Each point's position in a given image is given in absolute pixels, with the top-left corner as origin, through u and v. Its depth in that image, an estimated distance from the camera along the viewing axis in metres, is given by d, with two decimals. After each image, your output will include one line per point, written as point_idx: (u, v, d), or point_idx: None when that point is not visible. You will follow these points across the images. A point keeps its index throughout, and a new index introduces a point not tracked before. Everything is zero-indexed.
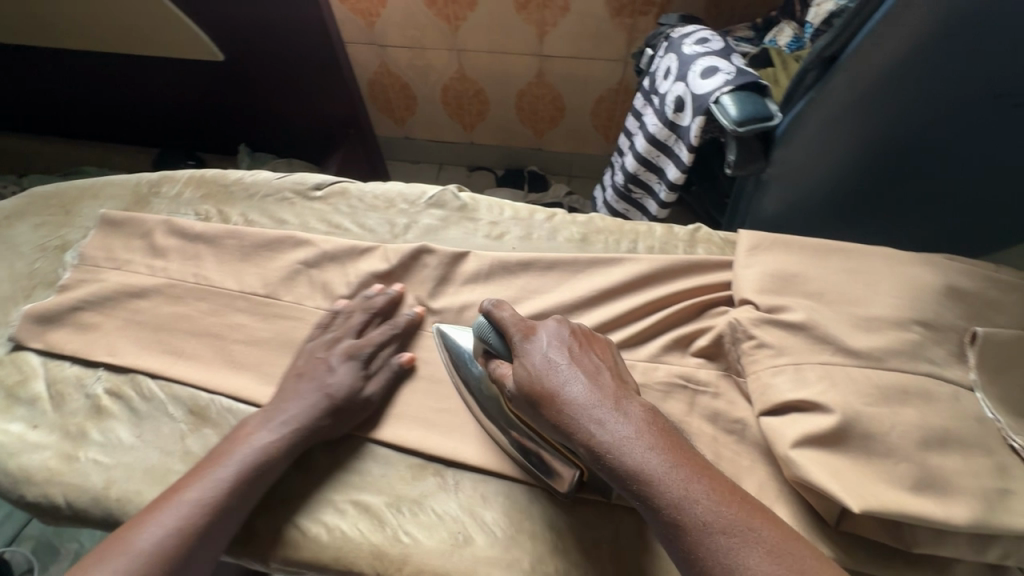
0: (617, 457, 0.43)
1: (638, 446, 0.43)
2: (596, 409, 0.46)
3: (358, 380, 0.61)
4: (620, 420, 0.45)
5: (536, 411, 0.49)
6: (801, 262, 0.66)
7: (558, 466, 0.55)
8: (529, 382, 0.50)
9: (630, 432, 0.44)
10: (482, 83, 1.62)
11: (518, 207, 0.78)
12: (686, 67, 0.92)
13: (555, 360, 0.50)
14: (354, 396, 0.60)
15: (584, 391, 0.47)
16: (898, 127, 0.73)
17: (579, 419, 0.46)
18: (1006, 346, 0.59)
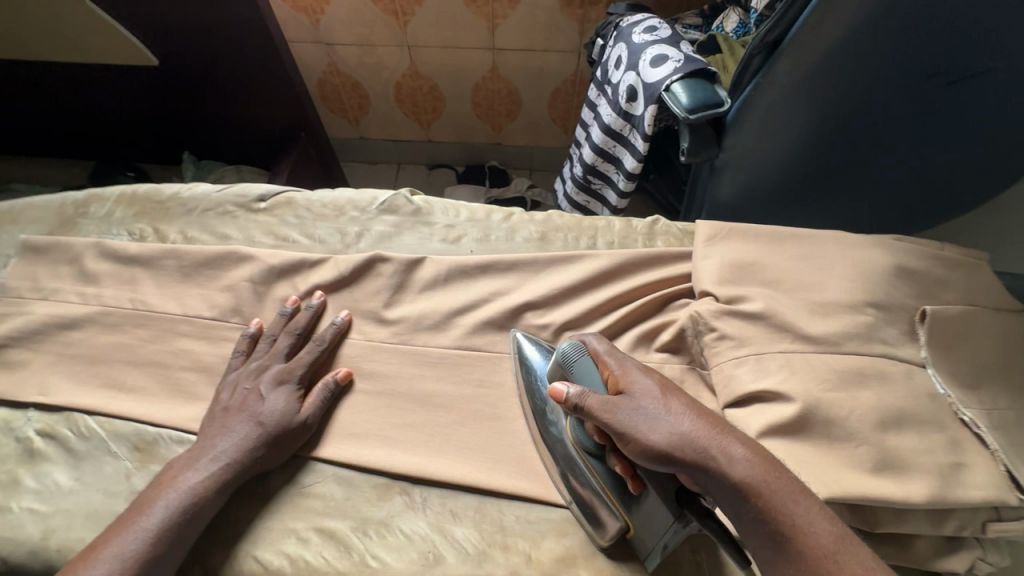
0: (703, 449, 0.42)
1: (732, 449, 0.41)
2: (716, 446, 0.42)
3: (290, 404, 0.59)
4: (700, 418, 0.43)
5: (637, 448, 0.44)
6: (757, 250, 0.66)
7: (603, 518, 0.52)
8: (630, 421, 0.45)
9: (714, 427, 0.43)
10: (435, 78, 1.58)
11: (474, 208, 0.76)
12: (636, 56, 0.92)
13: (655, 401, 0.45)
14: (288, 420, 0.58)
15: (660, 395, 0.46)
16: (841, 109, 0.74)
17: (656, 419, 0.44)
18: (952, 321, 0.60)
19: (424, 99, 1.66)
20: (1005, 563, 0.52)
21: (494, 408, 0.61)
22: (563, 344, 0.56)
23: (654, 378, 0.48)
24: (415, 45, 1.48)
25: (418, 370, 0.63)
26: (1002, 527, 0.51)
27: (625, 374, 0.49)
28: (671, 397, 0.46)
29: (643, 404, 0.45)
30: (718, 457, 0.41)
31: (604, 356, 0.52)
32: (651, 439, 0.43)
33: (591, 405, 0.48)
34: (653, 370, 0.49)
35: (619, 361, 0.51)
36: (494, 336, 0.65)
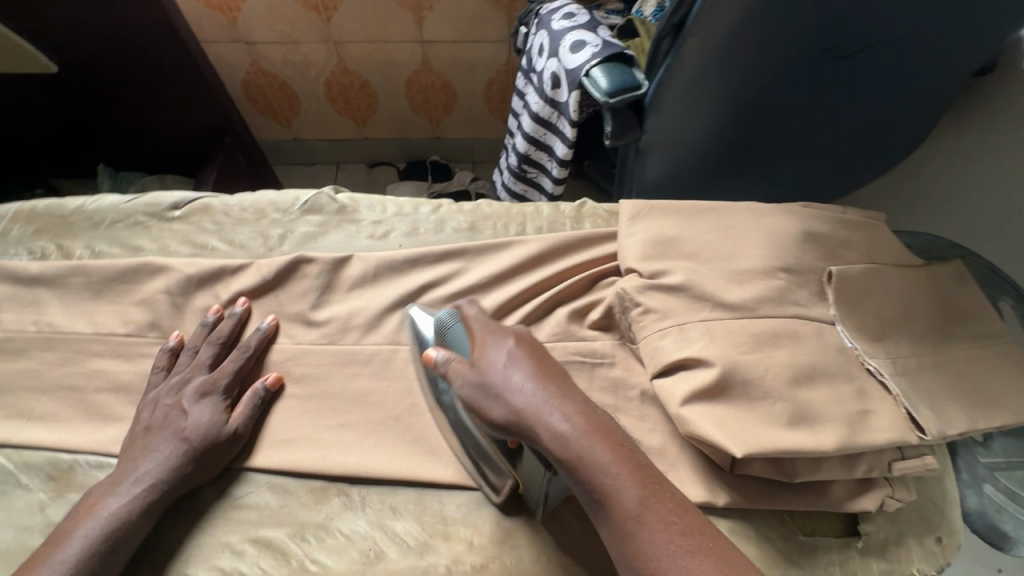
0: (530, 419, 0.45)
1: (559, 412, 0.44)
2: (540, 409, 0.45)
3: (217, 416, 0.57)
4: (542, 385, 0.46)
5: (477, 411, 0.49)
6: (677, 225, 0.69)
7: (494, 476, 0.55)
8: (473, 389, 0.49)
9: (547, 393, 0.46)
10: (366, 74, 1.55)
11: (401, 202, 0.76)
12: (556, 43, 0.93)
13: (497, 366, 0.49)
14: (215, 433, 0.55)
15: (511, 362, 0.48)
16: (748, 87, 0.76)
17: (499, 391, 0.47)
18: (855, 279, 0.65)
19: (357, 96, 1.62)
20: (911, 498, 0.57)
21: (430, 400, 0.61)
22: (444, 313, 0.59)
23: (514, 342, 0.51)
24: (341, 41, 1.44)
25: (351, 369, 0.62)
26: (905, 465, 0.56)
27: (485, 341, 0.52)
28: (517, 362, 0.48)
29: (498, 369, 0.48)
30: (544, 427, 0.44)
31: (470, 321, 0.55)
32: (492, 412, 0.47)
33: (452, 369, 0.52)
34: (512, 331, 0.52)
35: (483, 327, 0.54)
36: None
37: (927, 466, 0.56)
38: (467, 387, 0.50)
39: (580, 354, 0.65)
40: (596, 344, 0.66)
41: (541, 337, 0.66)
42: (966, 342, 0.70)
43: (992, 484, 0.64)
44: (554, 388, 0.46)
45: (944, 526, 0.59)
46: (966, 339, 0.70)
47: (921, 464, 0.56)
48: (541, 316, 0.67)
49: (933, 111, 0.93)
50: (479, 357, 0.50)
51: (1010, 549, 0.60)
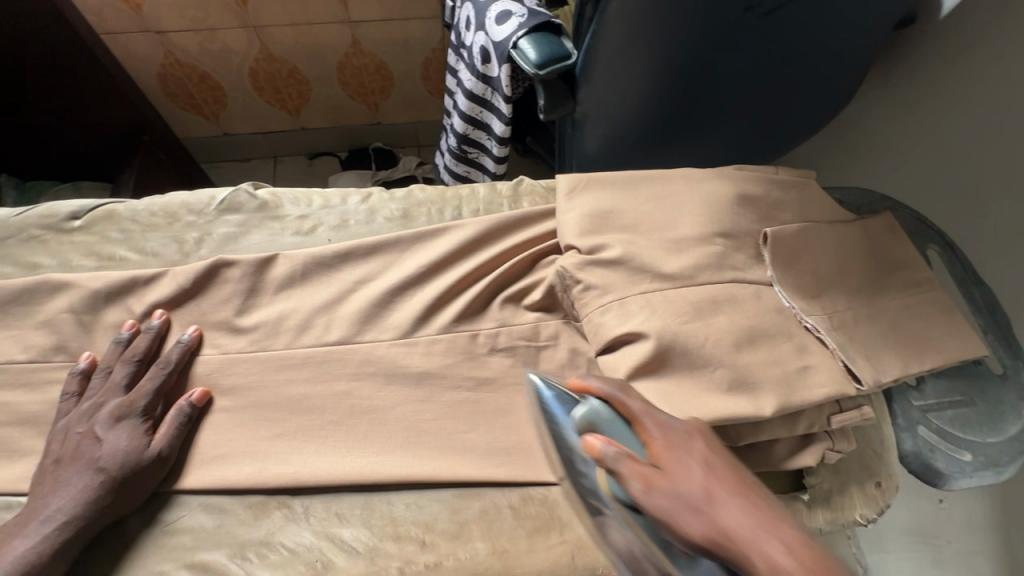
0: (741, 548, 0.38)
1: (780, 545, 0.37)
2: (757, 538, 0.37)
3: (138, 440, 0.53)
4: (747, 507, 0.40)
5: (667, 528, 0.41)
6: (614, 197, 0.67)
7: None
8: (659, 506, 0.42)
9: (759, 519, 0.39)
10: (292, 60, 1.46)
11: (328, 194, 0.72)
12: (482, 15, 0.89)
13: (692, 488, 0.42)
14: (137, 459, 0.51)
15: (697, 492, 0.41)
16: (677, 51, 0.75)
17: (699, 506, 0.40)
18: (789, 240, 0.65)
19: (286, 83, 1.53)
20: (851, 448, 0.59)
21: (370, 400, 0.58)
22: (592, 397, 0.50)
23: (695, 450, 0.45)
24: (262, 25, 1.35)
25: (284, 375, 0.59)
26: (843, 417, 0.57)
27: (668, 447, 0.45)
28: (719, 484, 0.42)
29: (682, 491, 0.42)
30: (751, 555, 0.37)
31: (642, 417, 0.48)
32: (689, 529, 0.40)
33: (625, 472, 0.43)
34: (692, 432, 0.46)
35: (661, 432, 0.46)
36: (363, 325, 0.62)
37: (862, 416, 0.58)
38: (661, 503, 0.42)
39: (524, 338, 0.63)
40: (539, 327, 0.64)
41: (484, 323, 0.64)
42: (896, 291, 0.72)
43: (926, 425, 0.66)
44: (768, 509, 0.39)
45: (882, 469, 0.61)
46: (896, 288, 0.72)
47: (857, 415, 0.58)
48: (482, 302, 0.65)
49: (859, 67, 0.94)
50: (666, 460, 0.44)
51: (946, 485, 0.63)
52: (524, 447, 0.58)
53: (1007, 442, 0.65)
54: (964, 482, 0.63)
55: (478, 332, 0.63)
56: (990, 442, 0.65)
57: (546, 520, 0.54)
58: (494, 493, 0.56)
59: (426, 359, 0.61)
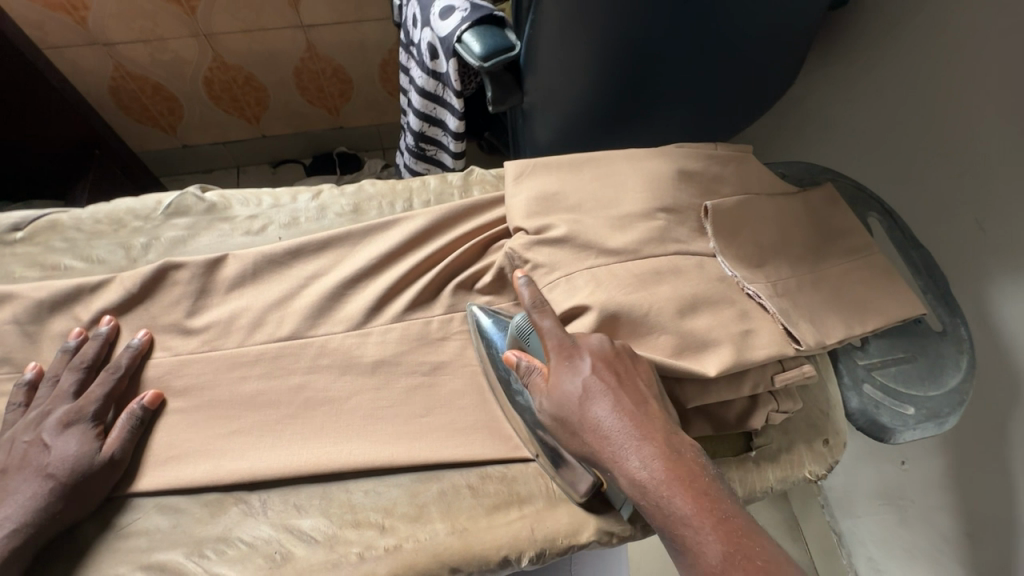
0: (610, 456, 0.45)
1: (640, 454, 0.44)
2: (623, 445, 0.45)
3: (88, 445, 0.52)
4: (624, 419, 0.46)
5: (564, 431, 0.49)
6: (560, 180, 0.69)
7: (576, 475, 0.54)
8: (557, 413, 0.49)
9: (633, 433, 0.45)
10: (247, 67, 1.45)
11: (278, 193, 0.72)
12: (427, 11, 0.90)
13: (579, 400, 0.48)
14: (88, 464, 0.51)
15: (591, 395, 0.47)
16: (615, 39, 0.77)
17: (580, 421, 0.47)
18: (730, 211, 0.67)
19: (243, 92, 1.52)
20: (797, 407, 0.61)
21: (326, 391, 0.59)
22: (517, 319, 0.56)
23: (586, 369, 0.49)
24: (214, 33, 1.34)
25: (238, 372, 0.59)
26: (786, 376, 0.60)
27: (563, 366, 0.50)
28: (612, 399, 0.47)
29: (576, 401, 0.48)
30: (618, 461, 0.45)
31: (547, 337, 0.51)
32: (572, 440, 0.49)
33: (533, 384, 0.51)
34: (588, 351, 0.50)
35: (560, 348, 0.50)
36: (316, 319, 0.63)
37: (804, 373, 0.60)
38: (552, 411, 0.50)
39: None
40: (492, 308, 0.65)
41: (437, 310, 0.65)
42: (838, 258, 0.74)
43: (871, 382, 0.69)
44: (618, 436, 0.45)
45: (829, 427, 0.63)
46: (838, 255, 0.75)
47: (801, 373, 0.60)
48: (434, 289, 0.66)
49: (798, 47, 0.97)
50: (556, 381, 0.49)
51: (891, 439, 0.66)
52: (480, 427, 0.59)
53: (947, 394, 0.68)
54: (907, 435, 0.65)
55: (431, 319, 0.64)
56: (931, 395, 0.68)
57: (504, 497, 0.55)
58: (452, 474, 0.56)
59: (380, 349, 0.61)
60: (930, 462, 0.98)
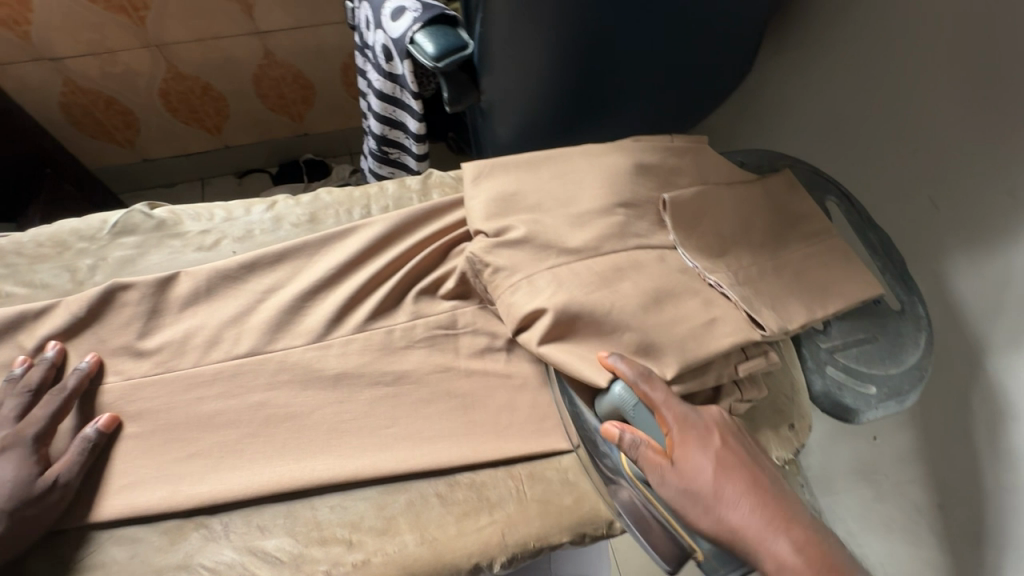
0: (746, 543, 0.46)
1: (784, 544, 0.45)
2: (763, 535, 0.45)
3: (27, 473, 0.50)
4: (759, 507, 0.47)
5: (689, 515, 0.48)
6: (518, 179, 0.68)
7: (664, 546, 0.50)
8: (682, 496, 0.48)
9: (770, 521, 0.46)
10: (204, 77, 1.42)
11: (231, 206, 0.70)
12: (379, 13, 0.89)
13: (708, 481, 0.48)
14: (26, 493, 0.49)
15: (719, 477, 0.48)
16: (566, 32, 0.77)
17: (711, 503, 0.47)
18: (688, 203, 0.67)
19: (201, 102, 1.48)
20: (761, 394, 0.62)
21: (288, 407, 0.57)
22: (614, 383, 0.53)
23: (708, 448, 0.49)
24: (166, 43, 1.30)
25: (196, 394, 0.58)
26: (750, 365, 0.61)
27: (683, 441, 0.50)
28: (739, 480, 0.48)
29: (704, 477, 0.48)
30: (764, 551, 0.45)
31: (663, 409, 0.51)
32: (700, 522, 0.47)
33: (643, 458, 0.50)
34: (706, 425, 0.51)
35: (680, 422, 0.51)
36: (275, 334, 0.61)
37: (768, 362, 0.61)
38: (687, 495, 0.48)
39: (442, 327, 0.63)
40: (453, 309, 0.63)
41: (400, 317, 0.63)
42: (798, 243, 0.75)
43: (834, 365, 0.70)
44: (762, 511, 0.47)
45: (795, 412, 0.64)
46: (798, 241, 0.75)
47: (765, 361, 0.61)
48: (396, 297, 0.65)
49: (752, 35, 0.98)
50: (681, 455, 0.49)
51: (855, 419, 0.67)
52: (447, 434, 0.58)
53: (907, 371, 0.69)
54: (870, 414, 0.67)
55: (394, 327, 0.62)
56: (892, 373, 0.69)
57: (474, 503, 0.55)
58: (421, 484, 0.56)
59: (341, 360, 0.60)
60: (901, 438, 1.00)
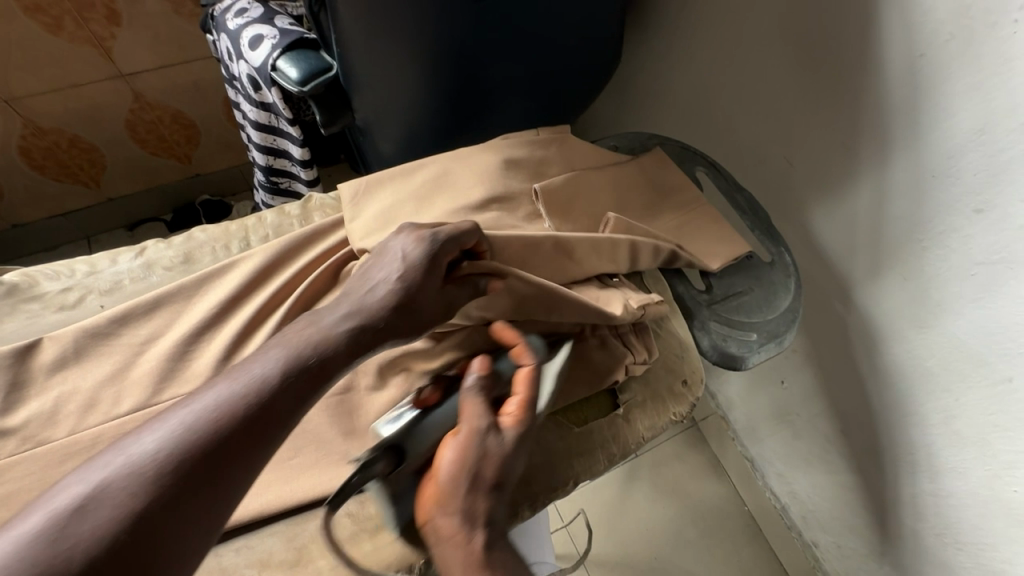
0: (462, 505, 0.47)
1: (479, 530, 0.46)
2: (484, 510, 0.47)
3: (294, 351, 0.47)
4: (490, 493, 0.48)
5: (445, 455, 0.49)
6: (394, 192, 0.69)
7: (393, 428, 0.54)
8: (457, 445, 0.49)
9: (483, 506, 0.47)
10: (70, 128, 1.31)
11: (98, 260, 0.67)
12: (237, 44, 0.87)
13: (482, 445, 0.49)
14: (295, 371, 0.46)
15: (486, 448, 0.49)
16: (427, 45, 0.78)
17: (473, 459, 0.48)
18: (559, 190, 0.71)
19: (72, 155, 1.37)
20: (652, 356, 0.68)
21: None
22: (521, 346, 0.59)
23: (511, 432, 0.51)
24: (18, 97, 1.21)
25: (291, 327, 0.51)
26: (640, 301, 0.66)
27: (511, 414, 0.52)
28: (497, 466, 0.49)
29: (481, 440, 0.49)
30: (460, 523, 0.46)
31: (520, 386, 0.54)
32: (450, 463, 0.48)
33: (473, 396, 0.52)
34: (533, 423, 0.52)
35: (522, 407, 0.52)
36: (160, 384, 0.58)
37: (653, 299, 0.67)
38: (442, 458, 0.50)
39: None
40: (444, 240, 0.58)
41: None
42: (672, 215, 0.80)
43: (718, 319, 0.75)
44: (459, 530, 0.46)
45: (685, 368, 0.72)
46: (672, 212, 0.80)
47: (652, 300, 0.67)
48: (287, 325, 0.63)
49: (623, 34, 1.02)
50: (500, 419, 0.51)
51: (744, 364, 0.72)
52: (353, 453, 0.58)
53: (781, 315, 0.75)
54: (756, 357, 0.72)
55: None
56: (769, 318, 0.75)
57: (387, 517, 0.55)
58: (332, 508, 0.55)
59: None
60: (803, 377, 1.09)
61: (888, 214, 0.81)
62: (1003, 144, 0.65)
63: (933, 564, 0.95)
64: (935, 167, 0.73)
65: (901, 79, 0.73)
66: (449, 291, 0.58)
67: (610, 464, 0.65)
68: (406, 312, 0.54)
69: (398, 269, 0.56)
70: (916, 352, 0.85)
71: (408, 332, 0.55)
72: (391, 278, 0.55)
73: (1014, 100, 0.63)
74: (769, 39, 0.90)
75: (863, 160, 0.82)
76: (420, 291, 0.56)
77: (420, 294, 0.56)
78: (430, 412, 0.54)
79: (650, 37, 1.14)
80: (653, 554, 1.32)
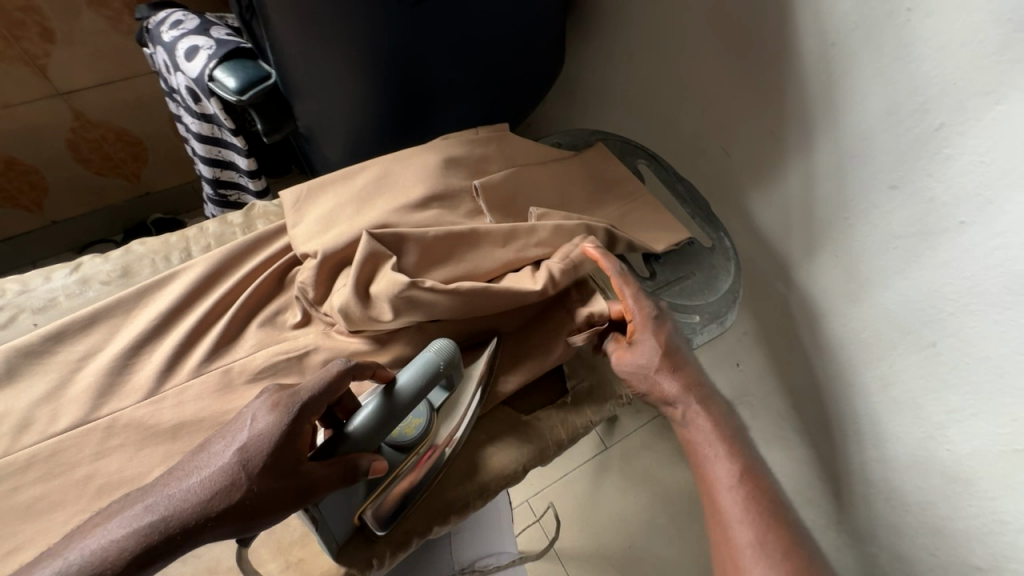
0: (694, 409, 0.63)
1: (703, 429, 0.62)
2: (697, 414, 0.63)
3: (126, 529, 0.39)
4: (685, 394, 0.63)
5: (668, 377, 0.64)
6: (335, 195, 0.70)
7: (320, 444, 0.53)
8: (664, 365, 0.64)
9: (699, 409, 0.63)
10: (7, 150, 1.27)
11: (30, 278, 0.65)
12: (173, 56, 0.87)
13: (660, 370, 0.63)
14: (252, 482, 0.42)
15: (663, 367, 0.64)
16: (365, 52, 0.79)
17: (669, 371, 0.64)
18: (499, 185, 0.72)
19: (9, 178, 1.32)
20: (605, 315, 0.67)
21: (121, 473, 0.53)
22: (435, 350, 0.56)
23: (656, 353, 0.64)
24: None
25: (251, 419, 0.45)
26: (566, 258, 0.65)
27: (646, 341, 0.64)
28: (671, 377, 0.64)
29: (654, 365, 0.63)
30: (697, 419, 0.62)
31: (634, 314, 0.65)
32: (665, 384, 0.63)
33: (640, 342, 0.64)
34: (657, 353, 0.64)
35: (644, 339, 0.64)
36: (100, 399, 0.57)
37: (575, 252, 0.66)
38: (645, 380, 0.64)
39: (285, 351, 0.62)
40: (308, 399, 0.46)
41: (241, 350, 0.62)
42: (614, 205, 0.83)
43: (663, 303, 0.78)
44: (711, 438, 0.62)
45: None
46: (614, 203, 0.83)
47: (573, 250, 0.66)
48: (232, 331, 0.63)
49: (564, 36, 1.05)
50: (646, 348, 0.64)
51: (691, 345, 0.75)
52: None
53: (722, 297, 0.78)
54: (700, 338, 0.75)
55: (231, 364, 0.61)
56: (711, 300, 0.78)
57: None
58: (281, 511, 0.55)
59: (179, 408, 0.57)
60: (755, 359, 1.14)
61: (817, 195, 0.86)
62: (910, 123, 0.70)
63: (886, 529, 0.98)
64: (853, 149, 0.77)
65: (819, 67, 0.77)
66: (308, 466, 0.45)
67: (560, 449, 0.66)
68: (245, 497, 0.42)
69: (243, 438, 0.44)
70: (853, 326, 0.89)
71: (307, 484, 0.44)
72: (243, 446, 0.44)
73: (915, 81, 0.67)
74: (698, 36, 0.94)
75: (792, 146, 0.86)
76: (269, 467, 0.43)
77: (276, 471, 0.44)
78: (352, 416, 0.50)
79: (590, 38, 1.17)
80: (627, 544, 1.30)
